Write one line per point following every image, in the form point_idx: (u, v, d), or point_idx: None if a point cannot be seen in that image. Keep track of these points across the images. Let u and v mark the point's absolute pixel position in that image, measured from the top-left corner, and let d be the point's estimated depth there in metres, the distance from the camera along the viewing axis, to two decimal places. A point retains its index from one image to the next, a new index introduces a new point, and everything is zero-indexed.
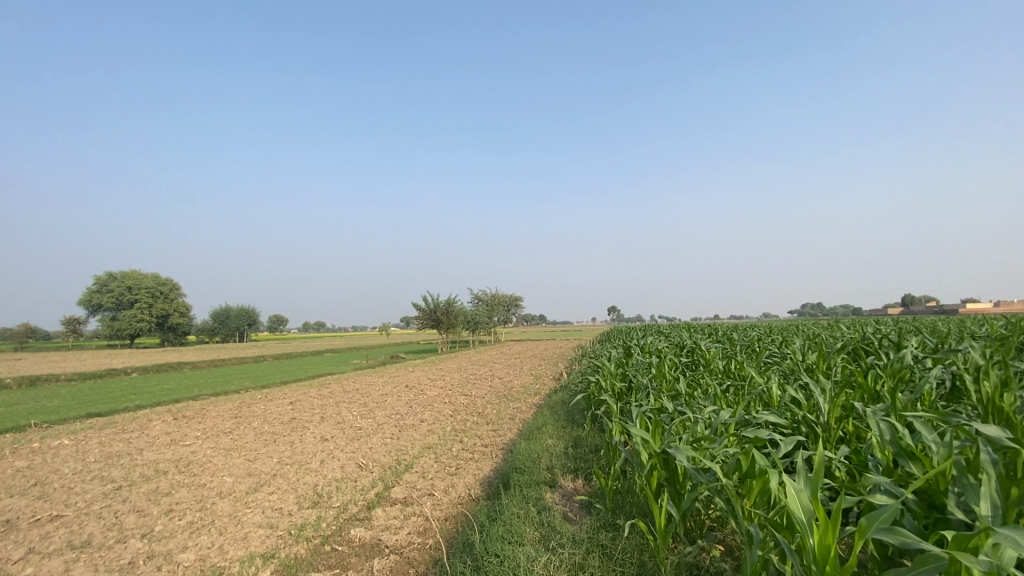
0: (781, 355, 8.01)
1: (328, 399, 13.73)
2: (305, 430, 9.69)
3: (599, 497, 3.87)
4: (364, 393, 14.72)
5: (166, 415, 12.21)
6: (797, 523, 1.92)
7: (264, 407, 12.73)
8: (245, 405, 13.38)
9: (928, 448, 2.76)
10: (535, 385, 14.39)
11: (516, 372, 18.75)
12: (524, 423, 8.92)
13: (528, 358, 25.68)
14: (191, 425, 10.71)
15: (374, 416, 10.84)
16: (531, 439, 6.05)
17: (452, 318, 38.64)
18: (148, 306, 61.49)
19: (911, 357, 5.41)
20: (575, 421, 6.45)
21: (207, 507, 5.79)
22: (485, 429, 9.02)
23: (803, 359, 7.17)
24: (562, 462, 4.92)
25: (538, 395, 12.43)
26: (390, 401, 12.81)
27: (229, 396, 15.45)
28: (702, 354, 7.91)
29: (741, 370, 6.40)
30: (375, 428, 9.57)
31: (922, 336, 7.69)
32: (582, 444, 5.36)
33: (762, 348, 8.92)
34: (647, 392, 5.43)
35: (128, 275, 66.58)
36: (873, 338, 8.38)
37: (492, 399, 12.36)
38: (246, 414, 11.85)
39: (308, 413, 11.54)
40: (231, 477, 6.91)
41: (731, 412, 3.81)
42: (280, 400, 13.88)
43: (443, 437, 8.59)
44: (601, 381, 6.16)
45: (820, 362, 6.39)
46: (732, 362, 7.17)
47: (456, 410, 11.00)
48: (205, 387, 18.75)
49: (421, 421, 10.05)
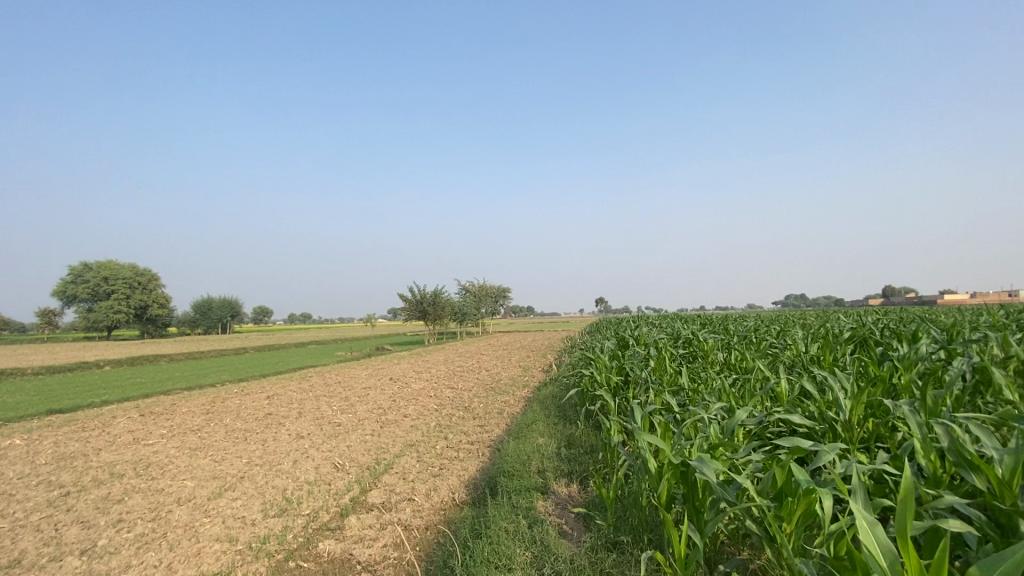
0: (781, 346, 7.65)
1: (307, 393, 13.13)
2: (280, 427, 9.13)
3: (599, 508, 3.41)
4: (346, 386, 14.13)
5: (133, 412, 11.53)
6: (875, 569, 1.47)
7: (239, 402, 12.10)
8: (219, 399, 12.75)
9: (990, 458, 2.31)
10: (524, 378, 13.96)
11: (504, 364, 18.24)
12: (513, 418, 8.46)
13: (517, 349, 25.30)
14: (158, 422, 10.08)
15: (355, 411, 10.31)
16: (520, 438, 5.59)
17: (439, 309, 38.08)
18: (125, 297, 59.62)
19: (928, 349, 5.06)
20: (567, 417, 6.00)
21: (161, 517, 5.24)
22: (471, 424, 8.55)
23: (806, 350, 6.83)
24: (555, 464, 4.46)
25: (527, 388, 11.98)
26: (373, 395, 12.27)
27: (203, 390, 14.75)
28: (700, 345, 7.51)
29: (744, 361, 6.00)
30: (354, 424, 9.04)
31: (929, 326, 7.38)
32: (576, 444, 4.91)
33: (761, 339, 8.56)
34: (646, 387, 4.99)
35: (104, 265, 64.71)
36: (876, 328, 8.07)
37: (480, 392, 11.88)
38: (219, 409, 11.24)
39: (285, 409, 10.98)
40: (192, 481, 6.35)
41: (747, 412, 3.38)
42: (256, 395, 13.21)
43: (427, 433, 8.09)
44: (596, 376, 5.69)
45: (826, 352, 6.04)
46: (732, 353, 6.79)
47: (442, 404, 10.52)
48: (179, 381, 17.94)
49: (405, 416, 9.54)
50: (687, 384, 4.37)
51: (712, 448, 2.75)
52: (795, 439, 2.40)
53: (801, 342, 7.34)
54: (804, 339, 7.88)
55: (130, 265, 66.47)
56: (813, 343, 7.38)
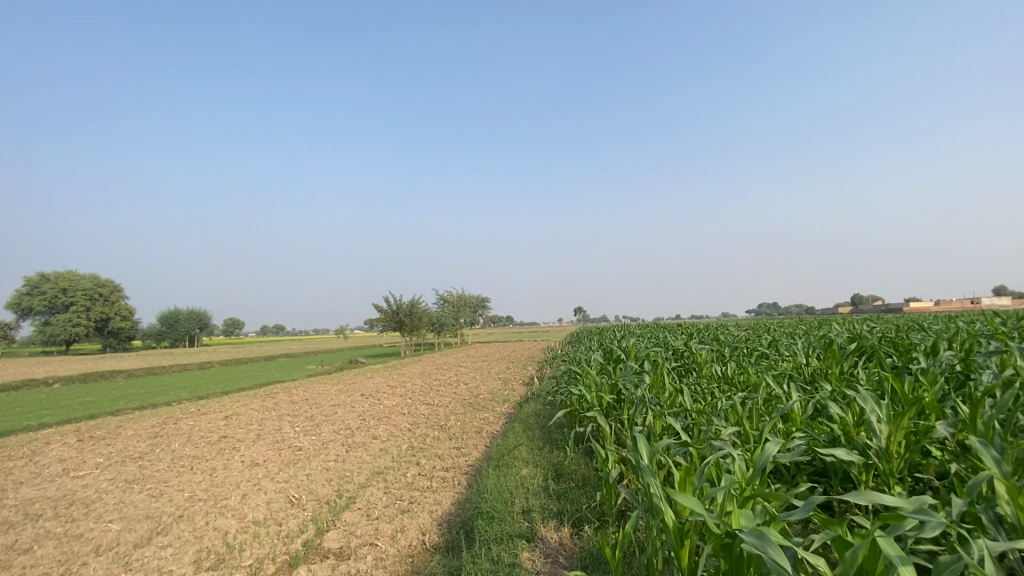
0: (777, 357, 7.22)
1: (270, 413, 12.14)
2: (234, 453, 8.23)
3: (600, 567, 2.81)
4: (313, 404, 13.16)
5: (71, 436, 10.38)
6: None
7: (193, 424, 11.06)
8: (171, 420, 11.66)
9: None
10: (504, 392, 13.25)
11: (483, 377, 17.49)
12: (492, 439, 7.78)
13: (496, 360, 24.54)
14: (96, 449, 9.01)
15: (320, 432, 9.45)
16: (500, 467, 4.93)
17: (415, 319, 37.05)
18: (85, 310, 56.56)
19: (948, 361, 4.68)
20: (553, 441, 5.37)
21: (71, 572, 4.37)
22: (447, 446, 7.82)
23: (806, 361, 6.42)
24: (541, 503, 3.81)
25: (507, 404, 11.28)
26: (341, 413, 11.38)
27: (156, 410, 13.57)
28: (693, 357, 6.99)
29: (745, 376, 5.50)
30: (317, 449, 8.19)
31: (926, 336, 7.10)
32: (565, 475, 4.29)
33: (754, 349, 8.13)
34: (644, 408, 4.41)
35: (62, 276, 61.46)
36: (872, 337, 7.75)
37: (457, 409, 11.13)
38: (169, 432, 10.20)
39: (242, 431, 10.03)
40: (119, 524, 5.45)
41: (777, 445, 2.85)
42: (213, 415, 12.15)
43: (397, 459, 7.33)
44: (586, 395, 5.06)
45: (831, 365, 5.63)
46: (729, 366, 6.30)
47: (415, 423, 9.74)
48: (132, 400, 16.59)
49: (374, 438, 8.73)
50: (693, 408, 3.83)
51: (748, 498, 2.20)
52: (875, 495, 1.82)
53: (799, 352, 6.93)
54: (801, 349, 7.48)
55: (91, 276, 63.35)
56: (812, 354, 6.98)
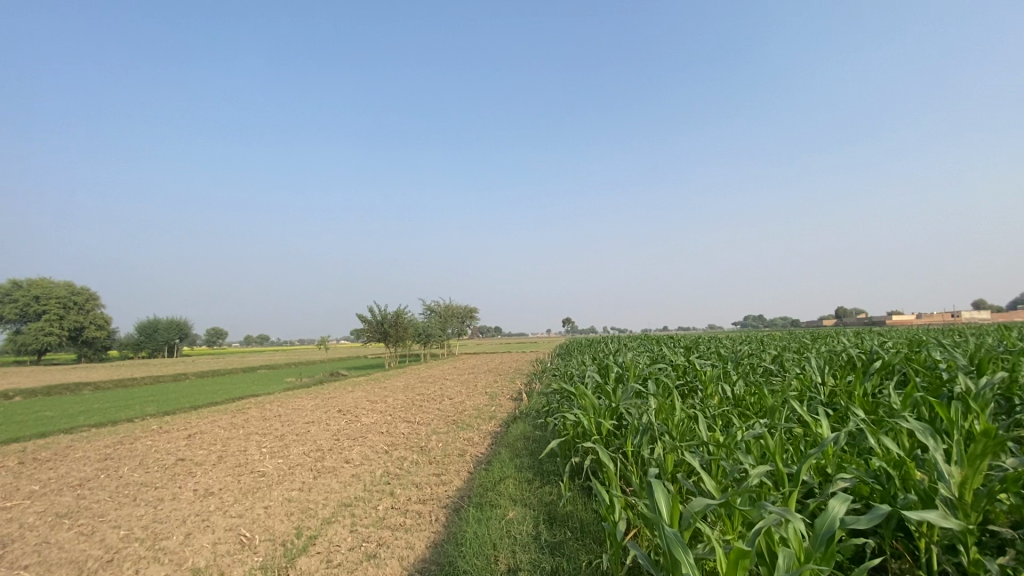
0: (788, 375, 6.65)
1: (237, 431, 11.24)
2: (189, 479, 7.39)
3: None
4: (286, 421, 12.29)
5: (11, 458, 9.41)
6: None
7: (150, 444, 10.13)
8: (127, 440, 10.70)
9: None
10: (490, 408, 12.50)
11: (470, 391, 16.73)
12: (477, 465, 7.06)
13: (483, 373, 23.71)
14: (34, 474, 8.08)
15: (288, 455, 8.64)
16: (484, 506, 4.25)
17: (401, 330, 36.09)
18: (58, 318, 54.47)
19: (994, 385, 4.15)
20: (545, 473, 4.69)
21: None
22: (426, 472, 7.08)
23: (822, 380, 5.85)
24: (533, 560, 3.13)
25: (493, 421, 10.55)
26: (314, 432, 10.55)
27: (115, 428, 12.56)
28: (697, 374, 6.39)
29: (760, 399, 4.91)
30: (282, 475, 7.39)
31: (944, 353, 6.60)
32: (559, 520, 3.62)
33: (760, 366, 7.54)
34: (653, 439, 3.78)
35: (35, 283, 59.40)
36: (885, 352, 7.22)
37: (439, 428, 10.37)
38: (121, 454, 9.28)
39: (204, 452, 9.16)
40: (31, 572, 4.62)
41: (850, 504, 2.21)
42: (175, 434, 11.21)
43: (369, 488, 6.56)
44: (583, 421, 4.42)
45: (855, 385, 5.07)
46: (739, 386, 5.71)
47: (393, 444, 8.97)
48: (92, 416, 15.49)
49: (346, 462, 7.94)
50: (716, 444, 3.25)
51: None
52: None
53: (812, 368, 6.34)
54: (811, 366, 6.92)
55: (64, 283, 61.18)
56: (826, 371, 6.41)
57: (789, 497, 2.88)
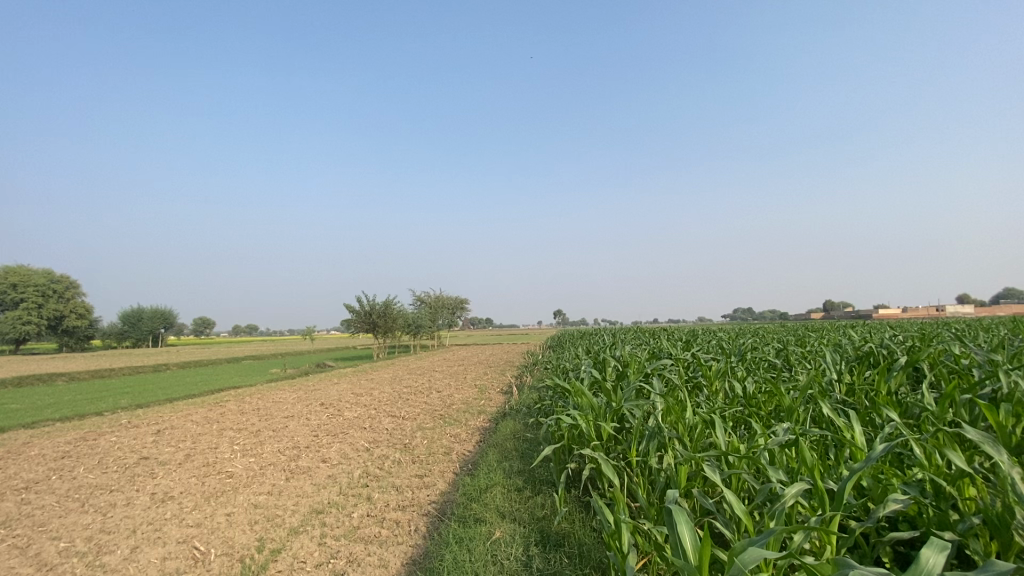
0: (799, 371, 6.19)
1: (210, 427, 10.61)
2: (149, 481, 6.79)
3: None
4: (264, 415, 11.69)
5: None
6: None
7: (114, 441, 9.49)
8: (89, 437, 10.03)
9: None
10: (479, 402, 11.96)
11: (459, 384, 16.17)
12: (463, 466, 6.53)
13: (474, 365, 23.21)
14: None
15: (261, 453, 8.06)
16: (469, 521, 3.72)
17: (389, 321, 35.40)
18: (37, 307, 52.98)
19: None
20: (538, 481, 4.18)
21: None
22: (409, 473, 6.54)
23: (839, 377, 5.39)
24: None
25: (482, 416, 10.03)
26: (292, 428, 9.98)
27: (81, 423, 11.86)
28: (702, 368, 5.91)
29: (776, 398, 4.43)
30: (252, 476, 6.82)
31: (963, 347, 6.19)
32: (556, 542, 3.09)
33: (767, 361, 7.07)
34: (663, 447, 3.26)
35: (13, 270, 57.78)
36: (900, 346, 6.79)
37: (425, 423, 9.80)
38: (80, 453, 8.63)
39: (170, 450, 8.55)
40: None
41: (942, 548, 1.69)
42: (143, 430, 10.56)
43: (345, 491, 6.01)
44: (580, 423, 3.91)
45: (879, 383, 4.60)
46: (750, 383, 5.23)
47: (375, 442, 8.42)
48: (60, 409, 14.76)
49: (323, 461, 7.38)
50: (741, 455, 2.75)
51: None
52: None
53: (824, 361, 5.88)
54: (822, 361, 6.46)
55: (42, 271, 59.43)
56: (842, 367, 5.95)
57: (833, 523, 2.38)
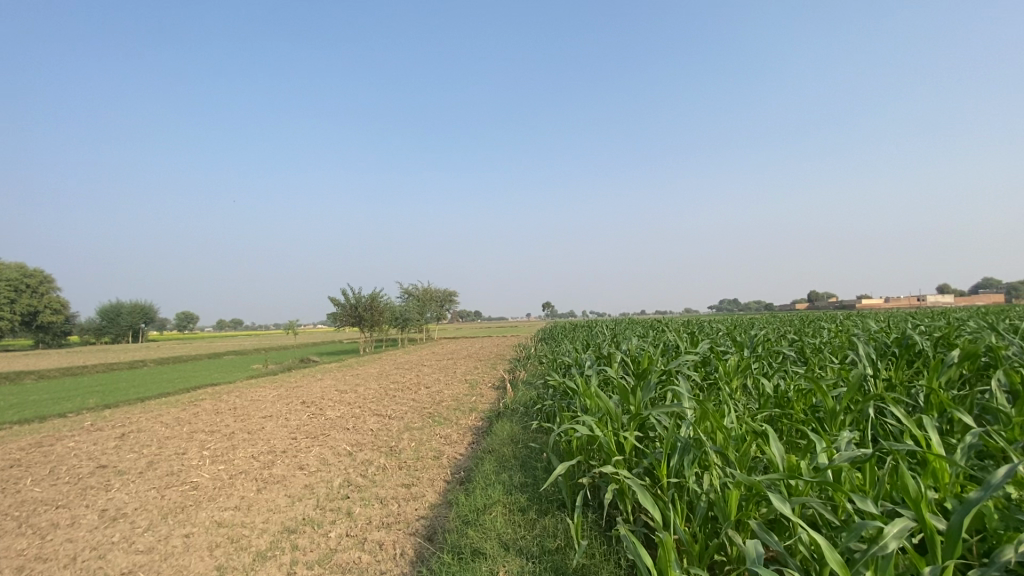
0: (823, 365, 5.61)
1: (180, 429, 9.83)
2: (101, 495, 6.04)
3: None
4: (240, 415, 10.92)
5: None
6: None
7: (71, 448, 8.66)
8: (44, 443, 9.15)
9: None
10: (470, 399, 11.27)
11: (448, 379, 15.47)
12: (455, 474, 5.87)
13: (463, 359, 22.53)
14: None
15: (232, 460, 7.33)
16: (465, 553, 3.08)
17: (376, 314, 34.43)
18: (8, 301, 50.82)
19: None
20: (547, 501, 3.55)
21: None
22: (395, 482, 5.87)
23: (877, 373, 4.80)
24: None
25: (474, 416, 9.35)
26: (269, 430, 9.23)
27: (40, 427, 10.94)
28: (724, 364, 5.27)
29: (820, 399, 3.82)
30: (220, 487, 6.11)
31: (1000, 336, 5.68)
32: None
33: (785, 355, 6.50)
34: (704, 466, 2.65)
35: None
36: (931, 338, 6.24)
37: (413, 423, 9.13)
38: (29, 462, 7.79)
39: (131, 458, 7.76)
40: None
41: None
42: (106, 434, 9.72)
43: (322, 505, 5.35)
44: (596, 433, 3.29)
45: (931, 380, 4.01)
46: (781, 381, 4.61)
47: (358, 446, 7.72)
48: (20, 411, 13.75)
49: (300, 469, 6.68)
50: (814, 480, 2.16)
51: None
52: None
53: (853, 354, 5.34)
54: (848, 353, 5.89)
55: (14, 265, 57.21)
56: (875, 360, 5.36)
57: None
